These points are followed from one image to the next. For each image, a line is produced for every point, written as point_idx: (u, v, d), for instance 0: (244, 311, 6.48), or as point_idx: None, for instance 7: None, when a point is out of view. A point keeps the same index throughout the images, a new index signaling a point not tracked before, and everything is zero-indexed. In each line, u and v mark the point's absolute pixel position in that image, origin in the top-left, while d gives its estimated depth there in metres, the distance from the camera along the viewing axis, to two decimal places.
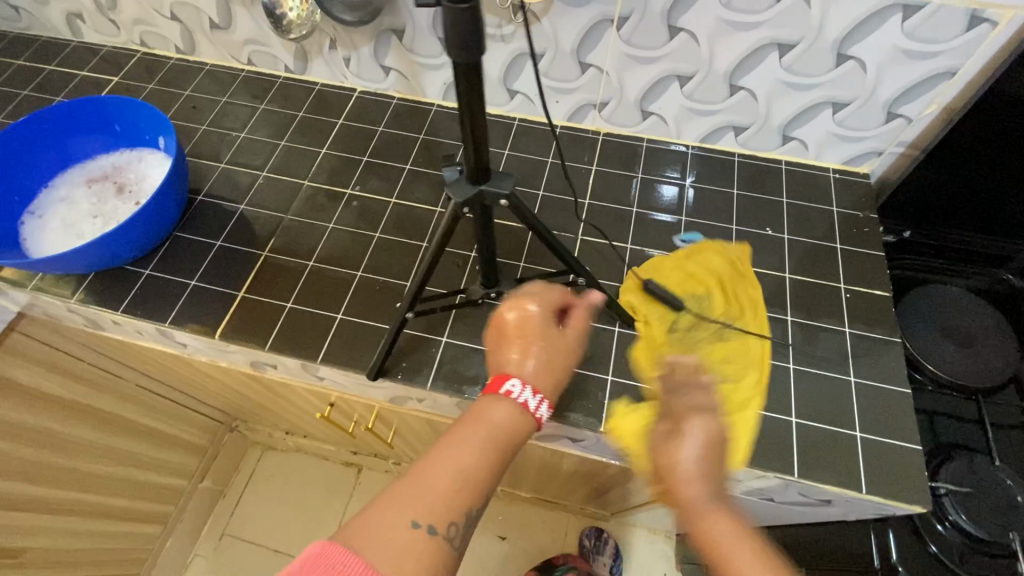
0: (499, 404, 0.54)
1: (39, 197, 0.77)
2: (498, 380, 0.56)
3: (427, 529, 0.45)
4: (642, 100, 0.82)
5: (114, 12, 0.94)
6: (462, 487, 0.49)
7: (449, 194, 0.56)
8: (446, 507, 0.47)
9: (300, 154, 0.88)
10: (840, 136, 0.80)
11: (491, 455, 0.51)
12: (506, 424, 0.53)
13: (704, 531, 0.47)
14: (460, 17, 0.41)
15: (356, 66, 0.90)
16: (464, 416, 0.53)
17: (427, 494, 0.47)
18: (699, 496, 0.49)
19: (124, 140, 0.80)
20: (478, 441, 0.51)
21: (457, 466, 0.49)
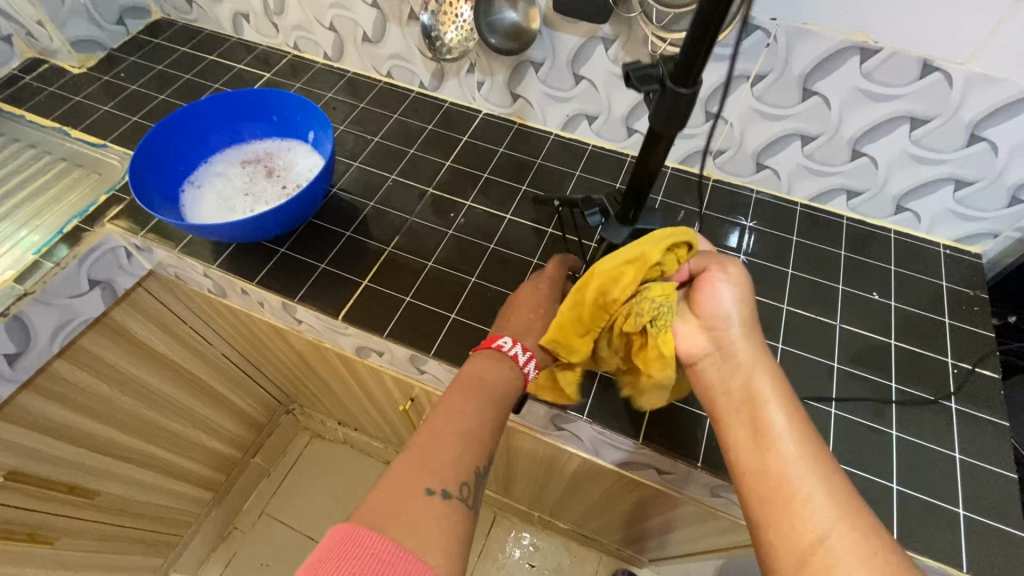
0: (497, 368, 0.62)
1: (199, 169, 0.85)
2: (491, 339, 0.66)
3: (441, 495, 0.50)
4: (760, 153, 0.85)
5: (279, 17, 1.05)
6: (466, 447, 0.54)
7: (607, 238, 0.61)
8: (452, 468, 0.52)
9: (425, 164, 0.95)
10: (957, 214, 0.81)
11: (489, 414, 0.58)
12: (503, 382, 0.61)
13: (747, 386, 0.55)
14: (681, 97, 0.48)
15: (487, 90, 0.97)
16: (460, 383, 0.60)
17: (433, 460, 0.52)
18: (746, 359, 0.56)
19: (278, 130, 0.89)
20: (476, 403, 0.58)
21: (459, 428, 0.56)
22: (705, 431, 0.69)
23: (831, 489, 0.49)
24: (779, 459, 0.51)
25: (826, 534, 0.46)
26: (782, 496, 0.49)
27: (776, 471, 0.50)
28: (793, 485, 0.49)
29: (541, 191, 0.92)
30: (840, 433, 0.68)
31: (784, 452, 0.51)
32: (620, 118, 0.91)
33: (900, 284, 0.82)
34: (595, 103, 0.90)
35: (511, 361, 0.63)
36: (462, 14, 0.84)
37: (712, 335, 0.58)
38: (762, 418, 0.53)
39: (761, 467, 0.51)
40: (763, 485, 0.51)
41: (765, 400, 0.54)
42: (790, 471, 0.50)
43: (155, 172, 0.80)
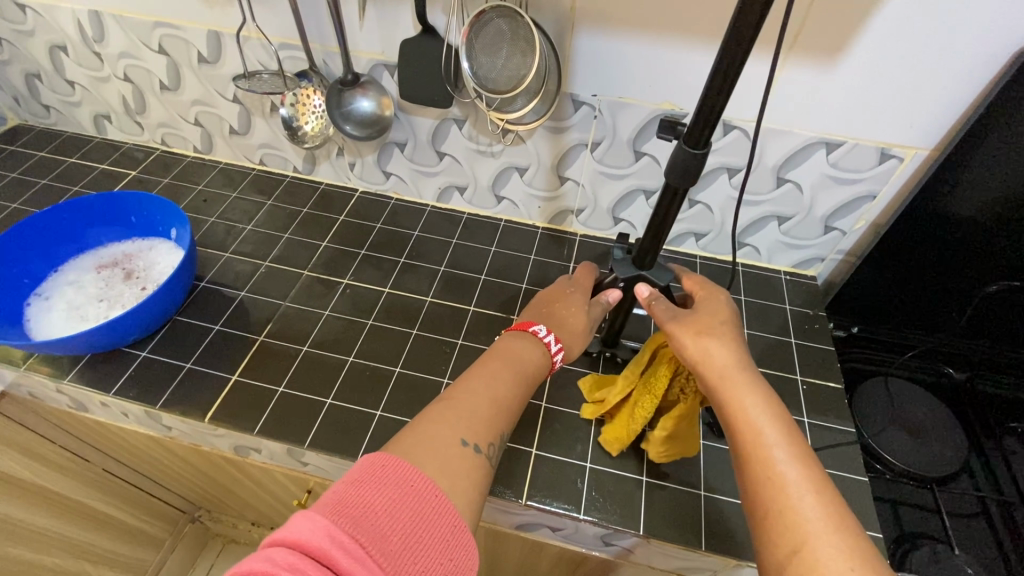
0: (529, 345, 0.63)
1: (48, 280, 0.81)
2: (526, 324, 0.66)
3: (472, 447, 0.51)
4: (614, 208, 0.93)
5: (141, 116, 1.03)
6: (497, 411, 0.56)
7: (614, 269, 0.65)
8: (485, 428, 0.54)
9: (302, 247, 0.95)
10: (787, 244, 0.91)
11: (517, 386, 0.59)
12: (533, 357, 0.62)
13: (732, 402, 0.52)
14: (692, 161, 0.51)
15: (359, 170, 1.00)
16: (496, 353, 0.61)
17: (468, 416, 0.54)
18: (733, 374, 0.54)
19: (138, 230, 0.86)
20: (509, 371, 0.59)
21: (490, 394, 0.57)
22: (586, 481, 0.71)
23: (836, 519, 0.44)
24: (779, 485, 0.46)
25: (809, 536, 0.43)
26: (785, 528, 0.44)
27: (780, 501, 0.46)
28: (787, 494, 0.46)
29: (419, 261, 0.95)
30: (708, 463, 0.73)
31: (786, 477, 0.47)
32: (486, 187, 0.96)
33: (752, 312, 0.90)
34: (462, 176, 0.96)
35: (543, 348, 0.64)
36: (316, 105, 0.86)
37: (698, 354, 0.56)
38: (758, 438, 0.49)
39: (759, 496, 0.47)
40: (764, 516, 0.46)
41: (760, 420, 0.50)
42: (792, 500, 0.45)
43: None
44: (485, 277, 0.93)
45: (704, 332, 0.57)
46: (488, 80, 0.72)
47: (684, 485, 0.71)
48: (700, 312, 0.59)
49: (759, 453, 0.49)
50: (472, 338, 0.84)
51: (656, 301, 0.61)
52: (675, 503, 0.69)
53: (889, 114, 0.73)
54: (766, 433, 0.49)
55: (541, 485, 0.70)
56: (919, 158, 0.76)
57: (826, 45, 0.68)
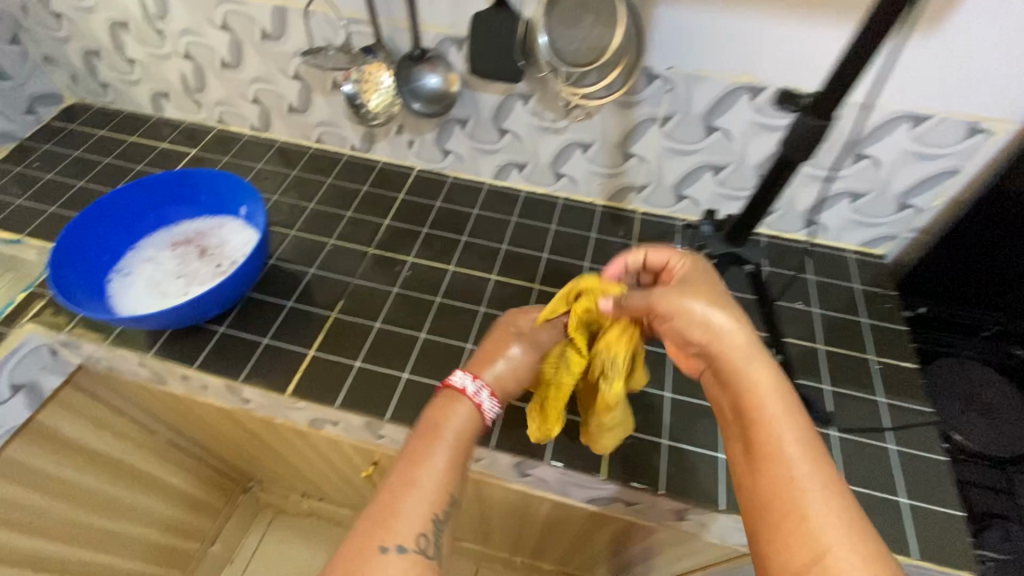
0: (459, 408, 0.61)
1: (126, 257, 0.82)
2: (449, 379, 0.64)
3: (399, 548, 0.52)
4: (679, 186, 0.91)
5: (200, 93, 1.04)
6: (428, 496, 0.55)
7: (704, 246, 0.62)
8: (414, 519, 0.53)
9: (363, 225, 0.96)
10: (857, 221, 0.89)
11: (452, 460, 0.57)
12: (462, 422, 0.60)
13: (747, 391, 0.50)
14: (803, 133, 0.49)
15: (418, 147, 1.00)
16: (422, 430, 0.59)
17: (393, 516, 0.53)
18: (748, 365, 0.51)
19: (208, 207, 0.88)
20: (438, 449, 0.57)
21: (418, 482, 0.55)
22: (662, 457, 0.71)
23: (853, 530, 0.43)
24: (798, 516, 0.44)
25: (828, 547, 0.42)
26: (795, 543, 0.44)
27: (786, 506, 0.45)
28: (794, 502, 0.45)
29: (480, 239, 0.94)
30: None
31: (811, 511, 0.44)
32: (546, 165, 0.95)
33: (820, 291, 0.88)
34: (522, 153, 0.95)
35: (471, 402, 0.61)
36: (384, 84, 0.84)
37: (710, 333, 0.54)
38: (779, 443, 0.47)
39: (772, 505, 0.46)
40: (774, 524, 0.45)
41: (786, 431, 0.47)
42: (812, 513, 0.44)
43: (80, 267, 0.77)
44: (547, 255, 0.93)
45: (712, 326, 0.54)
46: (567, 51, 0.71)
47: None
48: (686, 314, 0.55)
49: (775, 459, 0.47)
50: (540, 316, 0.84)
51: (626, 298, 0.60)
52: None
53: (983, 86, 0.70)
54: (785, 438, 0.47)
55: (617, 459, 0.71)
56: (1010, 134, 0.73)
57: (927, 13, 0.66)
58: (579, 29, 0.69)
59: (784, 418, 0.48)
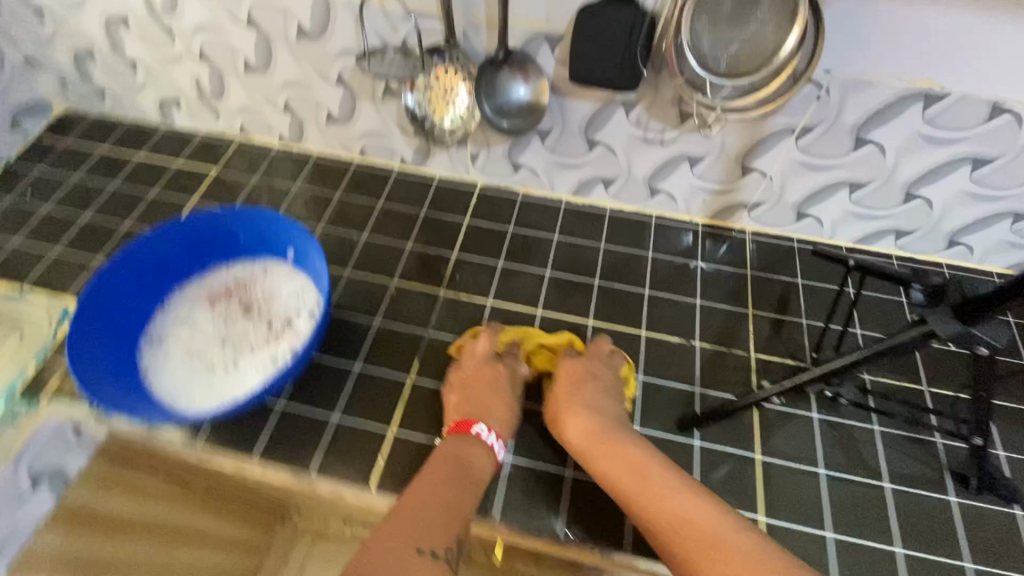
0: (480, 452, 0.59)
1: (156, 319, 0.68)
2: (467, 422, 0.61)
3: (431, 555, 0.48)
4: (802, 203, 0.78)
5: (219, 100, 0.87)
6: (451, 512, 0.52)
7: (931, 325, 0.46)
8: (440, 530, 0.50)
9: (428, 259, 0.81)
10: (1013, 244, 0.75)
11: (466, 490, 0.55)
12: (483, 463, 0.58)
13: (603, 437, 0.58)
14: None
15: (483, 161, 0.85)
16: (442, 461, 0.57)
17: (422, 520, 0.50)
18: (609, 416, 0.61)
19: (248, 250, 0.73)
20: (459, 476, 0.56)
21: (441, 497, 0.53)
22: (832, 554, 0.59)
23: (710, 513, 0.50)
24: (661, 509, 0.51)
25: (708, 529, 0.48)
26: (715, 550, 0.47)
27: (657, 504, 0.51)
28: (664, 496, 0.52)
29: (567, 272, 0.80)
30: (968, 526, 0.61)
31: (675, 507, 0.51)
32: (641, 180, 0.80)
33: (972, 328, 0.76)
34: (613, 168, 0.80)
35: (489, 449, 0.60)
36: (456, 107, 0.68)
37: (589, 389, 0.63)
38: (638, 462, 0.55)
39: (676, 538, 0.49)
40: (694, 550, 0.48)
41: (634, 450, 0.56)
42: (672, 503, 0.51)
43: (106, 341, 0.63)
44: (649, 291, 0.79)
45: (571, 403, 0.62)
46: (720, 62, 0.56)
47: (947, 554, 0.59)
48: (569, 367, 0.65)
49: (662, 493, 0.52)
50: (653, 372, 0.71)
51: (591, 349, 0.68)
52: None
53: None
54: (654, 471, 0.54)
55: None
56: None
57: None
58: (748, 28, 0.54)
59: (648, 463, 0.55)
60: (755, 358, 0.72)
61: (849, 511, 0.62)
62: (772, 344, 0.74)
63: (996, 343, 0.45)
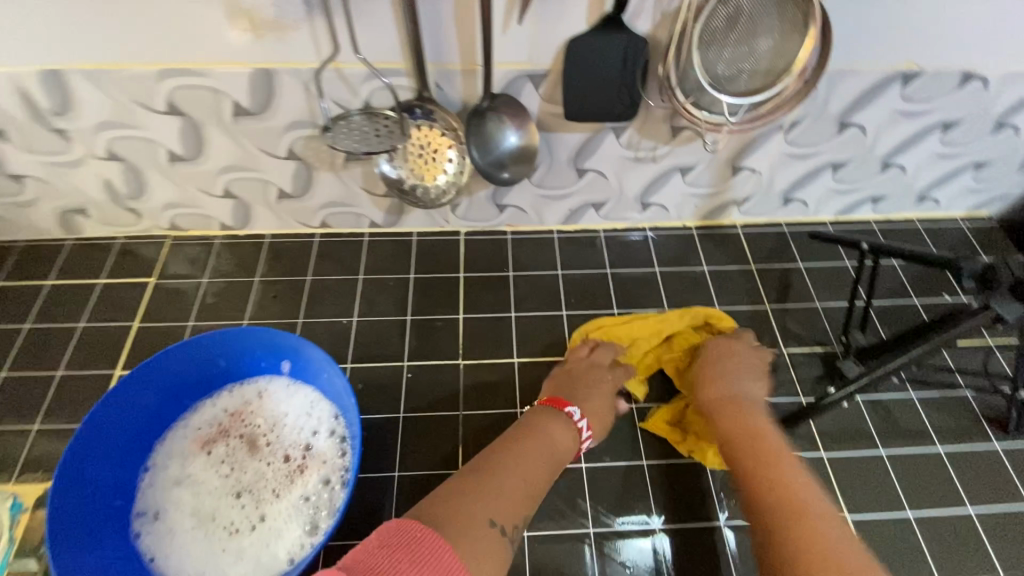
0: (561, 429, 0.59)
1: (144, 488, 0.57)
2: (559, 400, 0.62)
3: (500, 529, 0.47)
4: (789, 190, 0.78)
5: (139, 199, 0.74)
6: (529, 494, 0.52)
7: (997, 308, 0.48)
8: (510, 504, 0.50)
9: (434, 328, 0.74)
10: (975, 190, 0.81)
11: (540, 467, 0.55)
12: (566, 443, 0.58)
13: (741, 422, 0.60)
14: None
15: (465, 208, 0.78)
16: (525, 440, 0.57)
17: (496, 493, 0.50)
18: (753, 397, 0.64)
19: (231, 375, 0.63)
20: (541, 460, 0.55)
21: (519, 477, 0.53)
22: (916, 531, 0.61)
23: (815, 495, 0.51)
24: (784, 486, 0.51)
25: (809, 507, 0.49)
26: (816, 537, 0.46)
27: (772, 476, 0.53)
28: (805, 513, 0.48)
29: (582, 308, 0.76)
30: (1015, 468, 0.65)
31: (789, 478, 0.52)
32: (633, 198, 0.77)
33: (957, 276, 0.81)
34: (604, 191, 0.76)
35: (568, 421, 0.60)
36: (448, 169, 0.63)
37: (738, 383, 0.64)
38: (763, 437, 0.58)
39: (782, 508, 0.49)
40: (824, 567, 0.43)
41: (770, 434, 0.58)
42: (786, 470, 0.53)
43: (94, 540, 0.52)
44: (668, 308, 0.76)
45: (717, 372, 0.65)
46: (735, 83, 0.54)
47: (1007, 500, 0.63)
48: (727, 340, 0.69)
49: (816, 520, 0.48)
50: None
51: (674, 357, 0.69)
52: (1012, 525, 0.61)
53: None
54: (787, 469, 0.53)
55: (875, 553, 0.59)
56: None
57: None
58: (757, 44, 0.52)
59: (800, 482, 0.52)
60: (787, 354, 0.73)
61: (917, 485, 0.64)
62: (797, 335, 0.74)
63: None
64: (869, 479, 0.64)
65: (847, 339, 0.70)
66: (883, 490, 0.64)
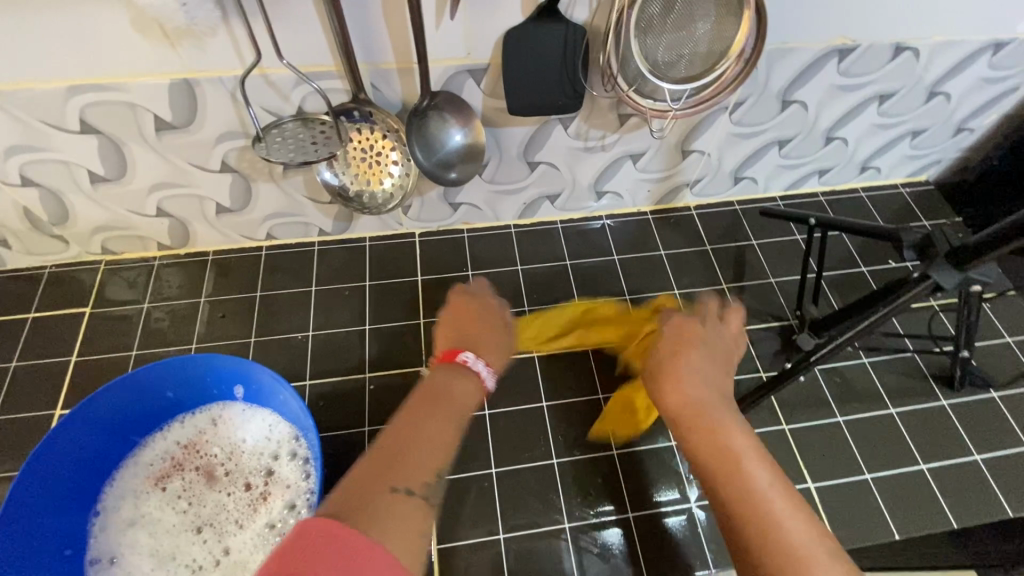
0: (459, 379, 0.49)
1: (95, 534, 0.54)
2: (451, 353, 0.53)
3: (407, 492, 0.37)
4: (739, 169, 0.79)
5: (63, 225, 0.69)
6: (433, 445, 0.42)
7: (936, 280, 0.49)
8: (415, 465, 0.39)
9: (394, 335, 0.72)
10: (912, 157, 0.83)
11: (445, 417, 0.45)
12: (467, 391, 0.49)
13: (680, 398, 0.43)
14: None
15: (417, 209, 0.76)
16: (421, 395, 0.46)
17: (399, 457, 0.40)
18: (713, 366, 0.47)
19: (182, 405, 0.60)
20: (440, 415, 0.44)
21: (422, 433, 0.42)
22: (875, 492, 0.64)
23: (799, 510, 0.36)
24: (750, 501, 0.36)
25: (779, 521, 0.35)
26: (739, 479, 0.37)
27: (739, 484, 0.37)
28: (766, 516, 0.35)
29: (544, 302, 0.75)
30: (962, 423, 0.68)
31: (761, 494, 0.36)
32: (587, 186, 0.76)
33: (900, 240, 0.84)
34: (557, 182, 0.75)
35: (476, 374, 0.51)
36: (393, 172, 0.61)
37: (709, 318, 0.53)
38: (716, 421, 0.41)
39: (711, 465, 0.39)
40: (747, 527, 0.35)
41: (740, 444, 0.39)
42: (758, 487, 0.37)
43: None
44: (629, 295, 0.76)
45: (676, 366, 0.46)
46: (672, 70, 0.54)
47: (958, 454, 0.66)
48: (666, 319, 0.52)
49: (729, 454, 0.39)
50: None
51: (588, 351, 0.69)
52: (962, 478, 0.65)
53: None
54: (733, 440, 0.39)
55: (838, 517, 0.62)
56: None
57: None
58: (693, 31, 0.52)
59: (730, 441, 0.39)
60: (746, 331, 0.74)
61: (874, 448, 0.66)
62: (755, 311, 0.76)
63: (989, 279, 0.50)
64: (830, 446, 0.66)
65: (802, 312, 0.72)
66: (843, 455, 0.66)
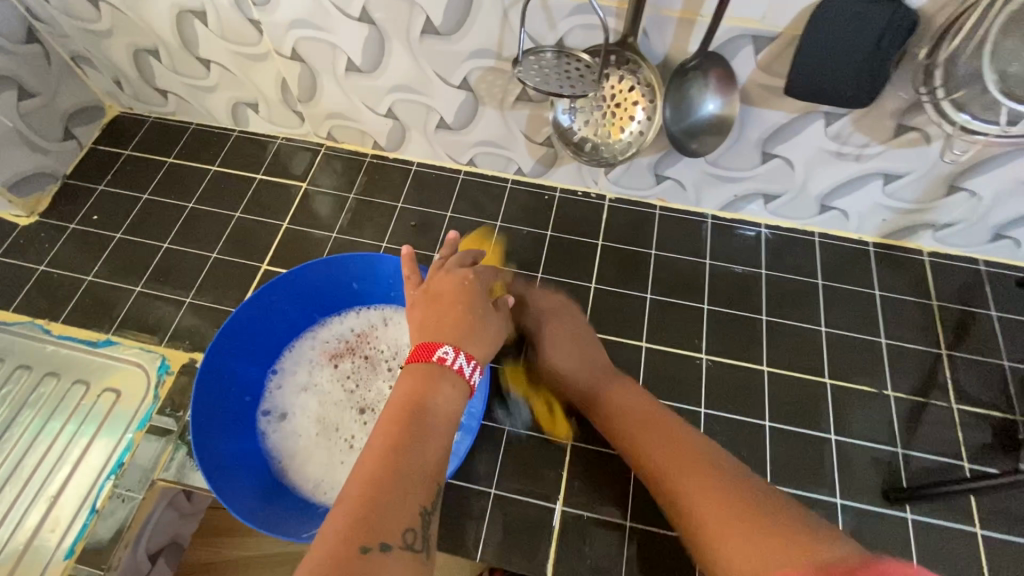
0: (446, 386, 0.45)
1: (271, 390, 0.61)
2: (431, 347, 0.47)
3: (387, 547, 0.36)
4: (1007, 225, 0.66)
5: (307, 104, 0.75)
6: (426, 477, 0.40)
7: None
8: (406, 507, 0.38)
9: (565, 292, 0.70)
10: None
11: (436, 443, 0.42)
12: (453, 394, 0.45)
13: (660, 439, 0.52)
14: None
15: (620, 173, 0.73)
16: (406, 403, 0.43)
17: (389, 497, 0.38)
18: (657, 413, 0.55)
19: (361, 298, 0.65)
20: (433, 426, 0.43)
21: (419, 465, 0.40)
22: None
23: None
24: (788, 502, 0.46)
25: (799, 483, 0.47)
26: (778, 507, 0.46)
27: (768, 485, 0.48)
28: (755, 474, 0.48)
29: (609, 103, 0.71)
30: None
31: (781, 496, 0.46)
32: (814, 196, 0.68)
33: None
34: (782, 183, 0.67)
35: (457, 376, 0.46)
36: (631, 123, 0.58)
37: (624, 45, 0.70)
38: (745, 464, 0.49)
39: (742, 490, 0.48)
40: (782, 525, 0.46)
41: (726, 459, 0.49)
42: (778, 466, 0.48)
43: (226, 432, 0.56)
44: (824, 327, 0.68)
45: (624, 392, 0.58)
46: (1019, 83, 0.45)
47: None
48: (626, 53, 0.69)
49: None
50: (842, 429, 0.62)
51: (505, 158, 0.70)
52: None
53: None
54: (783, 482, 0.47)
55: None
56: None
57: None
58: None
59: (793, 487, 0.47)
60: (956, 410, 0.63)
61: None
62: (972, 393, 0.64)
63: None
64: None
65: None
66: None
